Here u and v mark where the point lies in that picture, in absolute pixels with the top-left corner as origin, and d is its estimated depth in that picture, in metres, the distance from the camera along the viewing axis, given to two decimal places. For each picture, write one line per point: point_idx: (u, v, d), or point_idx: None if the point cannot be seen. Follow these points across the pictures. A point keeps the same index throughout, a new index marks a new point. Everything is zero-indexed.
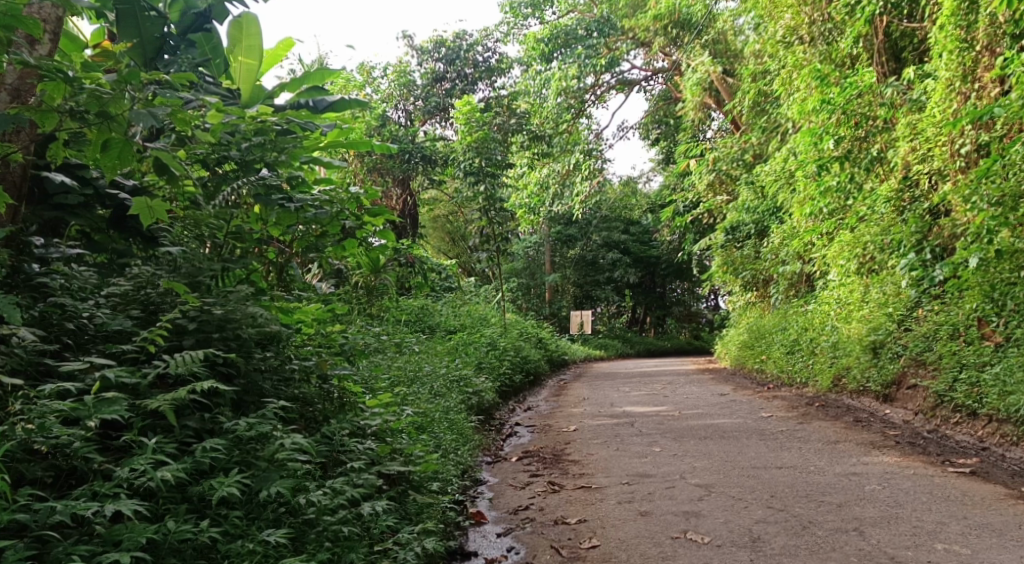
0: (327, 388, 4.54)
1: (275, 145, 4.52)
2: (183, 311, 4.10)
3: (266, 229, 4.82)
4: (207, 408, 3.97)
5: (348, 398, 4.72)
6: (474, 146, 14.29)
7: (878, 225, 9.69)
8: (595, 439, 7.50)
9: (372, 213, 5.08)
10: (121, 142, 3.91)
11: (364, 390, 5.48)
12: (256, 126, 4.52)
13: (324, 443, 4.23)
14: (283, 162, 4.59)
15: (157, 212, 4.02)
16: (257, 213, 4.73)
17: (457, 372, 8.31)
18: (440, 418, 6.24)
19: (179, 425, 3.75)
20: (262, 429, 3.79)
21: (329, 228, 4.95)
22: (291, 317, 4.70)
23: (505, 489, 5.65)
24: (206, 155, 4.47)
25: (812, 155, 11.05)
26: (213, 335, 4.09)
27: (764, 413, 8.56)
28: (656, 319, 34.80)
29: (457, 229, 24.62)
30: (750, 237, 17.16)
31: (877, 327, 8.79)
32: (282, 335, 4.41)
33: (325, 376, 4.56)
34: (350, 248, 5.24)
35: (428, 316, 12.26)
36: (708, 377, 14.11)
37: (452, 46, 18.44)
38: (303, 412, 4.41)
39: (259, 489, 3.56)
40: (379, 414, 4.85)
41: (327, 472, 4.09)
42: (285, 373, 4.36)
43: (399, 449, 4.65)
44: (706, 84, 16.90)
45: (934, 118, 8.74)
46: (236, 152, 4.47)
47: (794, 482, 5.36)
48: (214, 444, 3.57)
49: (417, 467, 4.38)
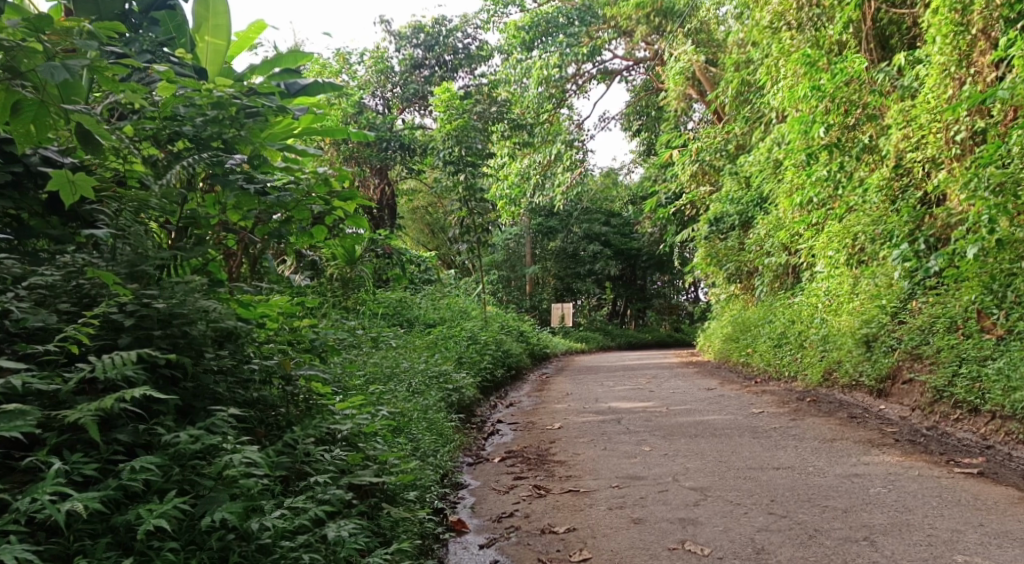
0: (286, 390, 4.19)
1: (231, 119, 4.07)
2: (119, 305, 3.67)
3: (223, 214, 4.33)
4: (143, 418, 3.55)
5: (314, 400, 4.40)
6: (453, 135, 13.96)
7: (870, 215, 9.45)
8: (580, 437, 7.17)
9: (342, 195, 4.55)
10: (36, 104, 3.46)
11: (336, 390, 5.14)
12: (210, 98, 4.07)
13: (286, 453, 3.87)
14: (242, 140, 4.12)
15: (80, 189, 3.60)
16: (216, 197, 4.26)
17: (436, 368, 7.95)
18: (417, 418, 5.91)
19: (108, 440, 3.35)
20: (209, 442, 3.41)
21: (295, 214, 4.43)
22: (251, 311, 4.31)
23: (487, 494, 5.32)
24: (157, 131, 4.05)
25: (800, 143, 10.78)
26: (154, 334, 3.66)
27: (755, 409, 8.27)
28: (637, 312, 34.58)
29: (436, 220, 24.27)
30: (734, 228, 16.91)
31: (869, 320, 8.50)
32: (240, 332, 4.03)
33: (287, 378, 4.23)
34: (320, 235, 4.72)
35: (407, 309, 11.88)
36: (693, 370, 13.87)
37: (430, 32, 18.03)
38: (263, 418, 4.08)
39: (202, 515, 3.21)
40: (351, 417, 4.50)
41: (288, 487, 3.74)
42: (243, 374, 4.01)
43: (372, 456, 4.29)
44: (689, 73, 16.60)
45: (927, 104, 8.41)
46: (190, 127, 4.06)
47: (794, 485, 5.07)
48: (144, 464, 3.18)
49: (389, 478, 4.03)
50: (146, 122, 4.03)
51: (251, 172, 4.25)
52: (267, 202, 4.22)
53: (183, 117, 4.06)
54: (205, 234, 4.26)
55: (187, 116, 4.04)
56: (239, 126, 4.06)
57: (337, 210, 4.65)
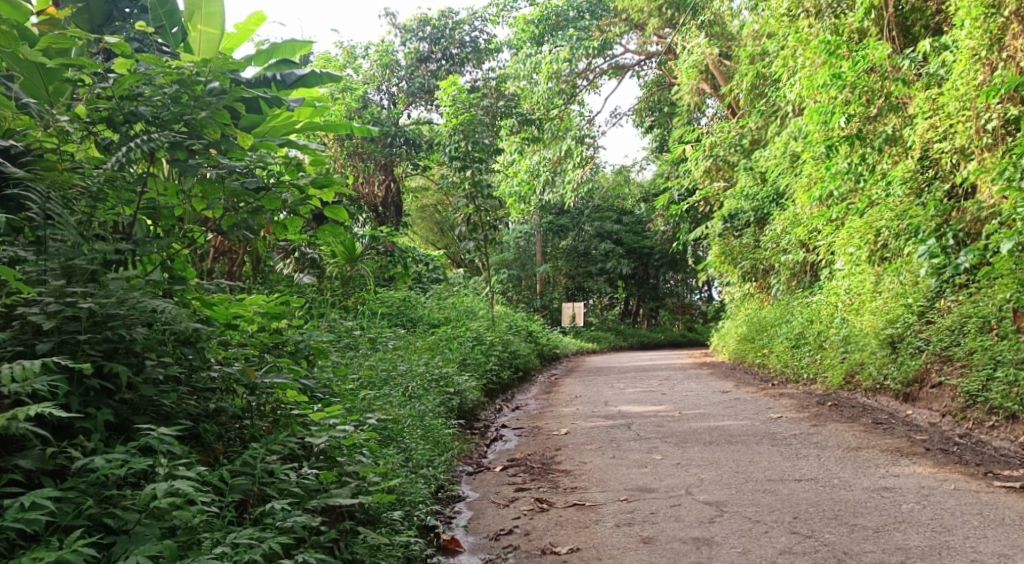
0: (253, 401, 3.85)
1: (195, 98, 3.70)
2: (41, 307, 3.25)
3: (186, 204, 3.91)
4: (57, 439, 3.20)
5: (283, 410, 4.03)
6: (460, 129, 13.59)
7: (893, 207, 9.01)
8: (587, 444, 6.77)
9: (317, 184, 4.19)
10: None
11: (319, 397, 4.80)
12: (172, 76, 3.72)
13: (244, 474, 3.50)
14: (210, 123, 3.74)
15: None
16: (180, 187, 3.83)
17: (437, 370, 7.57)
18: (412, 425, 5.54)
19: (10, 465, 2.98)
20: (135, 467, 3.02)
21: (265, 204, 3.99)
22: (213, 311, 4.02)
23: (486, 508, 4.93)
24: (111, 111, 3.64)
25: (820, 134, 10.36)
26: (78, 340, 3.24)
27: (773, 414, 7.83)
28: (649, 311, 34.10)
29: (444, 219, 23.96)
30: (749, 225, 16.39)
31: (894, 320, 8.03)
32: (201, 333, 3.71)
33: (252, 389, 3.87)
34: (294, 227, 4.33)
35: (411, 309, 11.48)
36: (705, 371, 13.41)
37: (437, 24, 17.59)
38: (221, 434, 3.74)
39: (117, 558, 2.79)
40: (329, 428, 4.12)
41: (244, 514, 3.36)
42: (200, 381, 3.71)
43: (350, 472, 3.90)
44: (702, 67, 16.20)
45: (956, 91, 7.95)
46: (148, 107, 3.66)
47: (819, 499, 4.66)
48: (35, 498, 2.77)
49: (366, 499, 3.64)
50: (98, 102, 3.65)
51: (215, 159, 3.80)
52: (231, 188, 3.80)
53: (140, 96, 3.68)
54: (163, 227, 3.89)
55: (145, 96, 3.66)
56: (202, 107, 3.68)
57: (311, 200, 4.27)
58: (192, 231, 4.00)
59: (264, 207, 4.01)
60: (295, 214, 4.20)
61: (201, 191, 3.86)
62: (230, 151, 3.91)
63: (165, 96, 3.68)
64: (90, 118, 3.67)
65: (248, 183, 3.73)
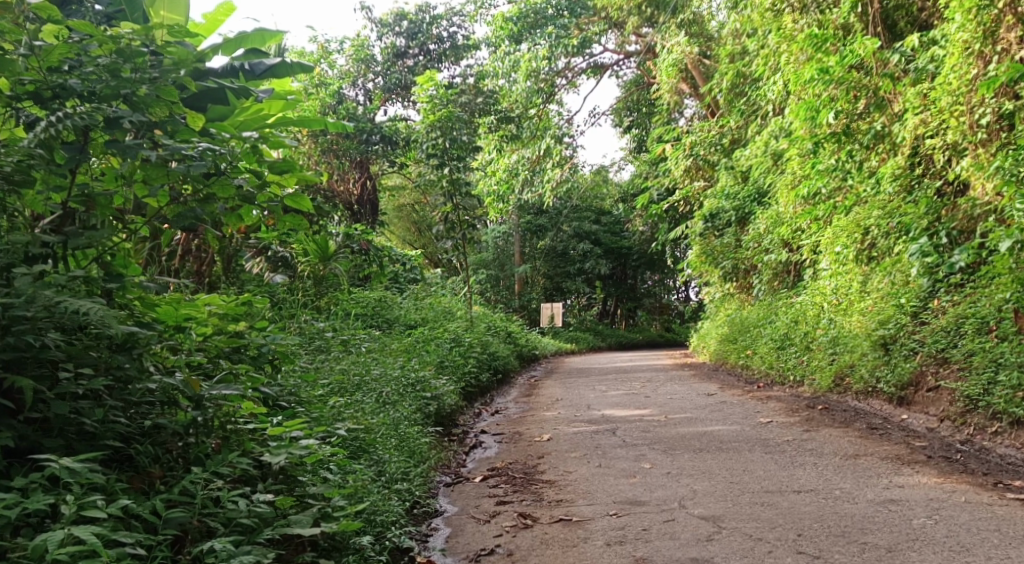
0: (201, 418, 3.47)
1: (136, 72, 3.35)
2: None
3: (125, 190, 3.54)
4: None
5: (233, 427, 3.66)
6: (437, 126, 13.16)
7: (882, 205, 8.74)
8: (571, 452, 6.43)
9: (276, 166, 3.95)
10: None
11: (280, 410, 4.44)
12: (110, 46, 3.36)
13: (181, 504, 3.11)
14: (153, 100, 3.39)
15: None
16: (120, 172, 3.45)
17: (413, 374, 7.20)
18: (386, 434, 5.20)
19: None
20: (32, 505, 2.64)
21: (216, 190, 3.61)
22: (159, 313, 3.68)
23: (465, 524, 4.58)
24: (38, 84, 3.27)
25: (805, 130, 10.08)
26: None
27: (762, 419, 7.53)
28: (628, 312, 33.84)
29: (422, 218, 23.58)
30: (730, 224, 16.09)
31: (886, 322, 7.76)
32: (138, 337, 3.34)
33: (196, 402, 3.48)
34: (250, 219, 3.92)
35: (387, 309, 11.05)
36: (689, 373, 13.10)
37: (414, 19, 17.36)
38: (159, 456, 3.36)
39: None
40: (289, 444, 3.76)
41: (180, 553, 2.97)
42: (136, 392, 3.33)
43: (313, 495, 3.57)
44: (682, 65, 15.92)
45: (949, 84, 7.65)
46: (80, 81, 3.28)
47: (822, 513, 4.35)
48: None
49: (328, 528, 3.29)
50: (22, 74, 3.27)
51: (159, 139, 3.45)
52: (175, 173, 3.41)
53: (72, 68, 3.32)
54: (101, 217, 3.43)
55: (77, 67, 3.29)
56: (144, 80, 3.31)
57: (271, 186, 3.99)
58: (134, 221, 3.61)
59: (215, 194, 3.64)
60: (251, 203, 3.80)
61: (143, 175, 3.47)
62: (177, 132, 3.54)
63: (100, 67, 3.31)
64: (14, 92, 3.28)
65: (194, 167, 3.33)
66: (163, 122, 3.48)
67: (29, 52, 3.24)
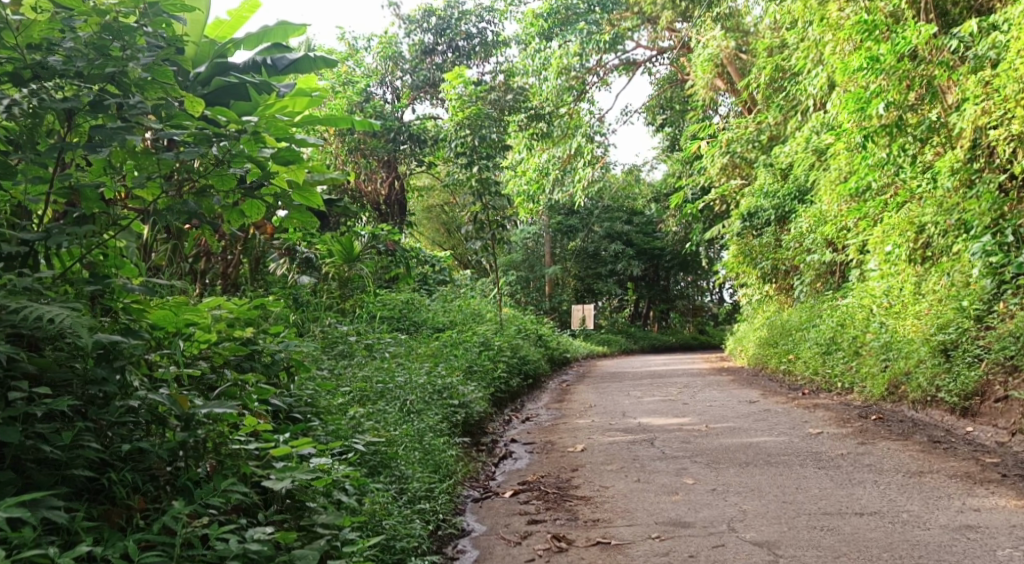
0: (191, 436, 3.19)
1: (127, 50, 3.07)
2: None
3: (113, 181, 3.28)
4: None
5: (224, 446, 3.37)
6: (466, 123, 12.88)
7: (938, 201, 8.23)
8: (607, 465, 6.01)
9: (282, 157, 3.64)
10: None
11: (288, 426, 4.09)
12: (95, 21, 3.07)
13: (160, 545, 2.79)
14: (147, 82, 3.15)
15: None
16: (106, 159, 3.19)
17: (439, 380, 6.82)
18: (409, 446, 4.85)
19: None
20: None
21: (214, 181, 3.41)
22: (152, 317, 3.32)
23: (494, 546, 4.20)
24: (17, 63, 2.99)
25: (853, 123, 9.51)
26: None
27: (812, 429, 7.06)
28: (660, 314, 33.21)
29: (451, 219, 23.27)
30: (769, 224, 15.48)
31: (946, 327, 7.33)
32: (125, 346, 3.02)
33: (184, 420, 3.21)
34: (253, 213, 3.73)
35: (415, 311, 10.70)
36: (728, 378, 12.58)
37: (442, 15, 16.95)
38: (139, 485, 3.06)
39: None
40: (294, 467, 3.44)
41: None
42: (117, 413, 3.02)
43: (323, 523, 3.30)
44: (717, 60, 15.43)
45: (1014, 70, 6.97)
46: (61, 58, 3.00)
47: (891, 541, 3.90)
48: None
49: None
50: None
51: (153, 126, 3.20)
52: (165, 161, 3.21)
53: (56, 46, 3.03)
54: (86, 212, 3.12)
55: (59, 44, 3.02)
56: (133, 55, 3.07)
57: (277, 177, 3.73)
58: (125, 216, 3.35)
59: (213, 186, 3.41)
60: (252, 194, 3.58)
61: (133, 163, 3.25)
62: (171, 117, 3.33)
63: (84, 44, 3.03)
64: None
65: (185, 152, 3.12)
66: (157, 106, 3.25)
67: (3, 25, 2.96)
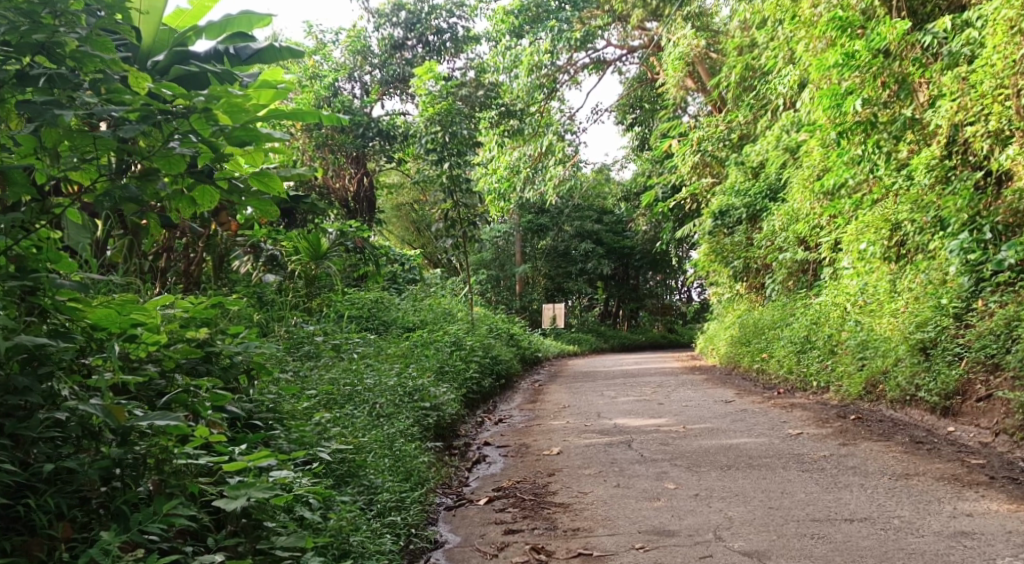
0: (126, 451, 2.96)
1: (58, 17, 2.90)
2: None
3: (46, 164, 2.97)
4: None
5: (168, 460, 3.11)
6: (437, 119, 12.53)
7: (915, 198, 8.10)
8: (584, 469, 5.81)
9: (237, 135, 3.43)
10: None
11: (242, 439, 3.83)
12: None
13: None
14: (85, 56, 2.97)
15: None
16: (36, 138, 2.90)
17: (410, 382, 6.58)
18: (378, 452, 4.62)
19: None
20: None
21: (161, 165, 3.13)
22: (93, 317, 3.07)
23: (470, 560, 3.98)
24: None
25: (827, 119, 9.36)
26: None
27: (792, 430, 6.90)
28: (629, 313, 33.13)
29: (421, 218, 23.01)
30: (740, 222, 15.36)
31: (924, 324, 7.16)
32: (48, 349, 2.84)
33: (121, 435, 2.96)
34: (205, 201, 3.46)
35: (385, 310, 10.43)
36: (702, 378, 12.44)
37: (412, 9, 16.54)
38: (64, 511, 2.83)
39: None
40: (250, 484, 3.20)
41: None
42: (39, 428, 2.80)
43: (284, 546, 3.09)
44: (689, 59, 15.31)
45: (992, 67, 6.86)
46: None
47: (886, 550, 3.74)
48: None
49: None
50: None
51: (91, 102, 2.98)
52: (104, 138, 2.94)
53: None
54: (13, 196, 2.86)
55: None
56: (65, 26, 2.91)
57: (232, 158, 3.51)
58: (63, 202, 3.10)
59: (159, 170, 3.13)
60: (206, 178, 3.35)
61: (67, 144, 2.96)
62: (112, 92, 3.08)
63: (9, 10, 2.84)
64: None
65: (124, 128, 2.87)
66: (95, 82, 3.06)
67: None
